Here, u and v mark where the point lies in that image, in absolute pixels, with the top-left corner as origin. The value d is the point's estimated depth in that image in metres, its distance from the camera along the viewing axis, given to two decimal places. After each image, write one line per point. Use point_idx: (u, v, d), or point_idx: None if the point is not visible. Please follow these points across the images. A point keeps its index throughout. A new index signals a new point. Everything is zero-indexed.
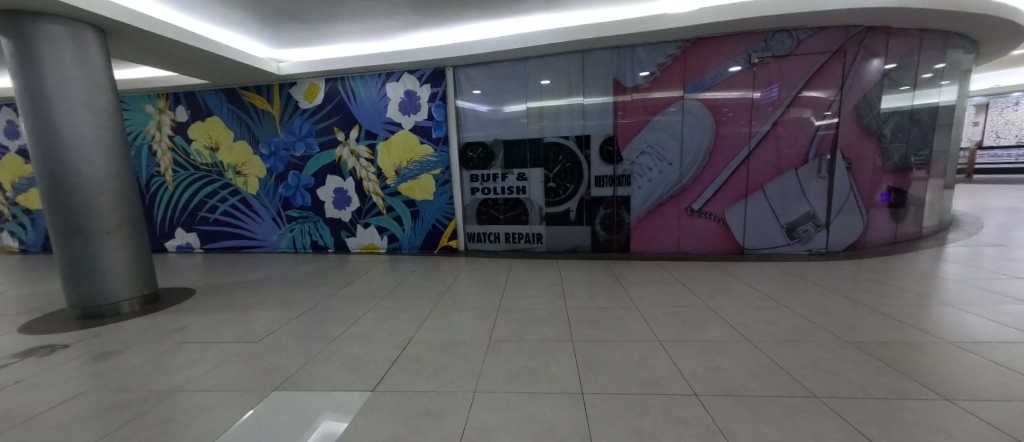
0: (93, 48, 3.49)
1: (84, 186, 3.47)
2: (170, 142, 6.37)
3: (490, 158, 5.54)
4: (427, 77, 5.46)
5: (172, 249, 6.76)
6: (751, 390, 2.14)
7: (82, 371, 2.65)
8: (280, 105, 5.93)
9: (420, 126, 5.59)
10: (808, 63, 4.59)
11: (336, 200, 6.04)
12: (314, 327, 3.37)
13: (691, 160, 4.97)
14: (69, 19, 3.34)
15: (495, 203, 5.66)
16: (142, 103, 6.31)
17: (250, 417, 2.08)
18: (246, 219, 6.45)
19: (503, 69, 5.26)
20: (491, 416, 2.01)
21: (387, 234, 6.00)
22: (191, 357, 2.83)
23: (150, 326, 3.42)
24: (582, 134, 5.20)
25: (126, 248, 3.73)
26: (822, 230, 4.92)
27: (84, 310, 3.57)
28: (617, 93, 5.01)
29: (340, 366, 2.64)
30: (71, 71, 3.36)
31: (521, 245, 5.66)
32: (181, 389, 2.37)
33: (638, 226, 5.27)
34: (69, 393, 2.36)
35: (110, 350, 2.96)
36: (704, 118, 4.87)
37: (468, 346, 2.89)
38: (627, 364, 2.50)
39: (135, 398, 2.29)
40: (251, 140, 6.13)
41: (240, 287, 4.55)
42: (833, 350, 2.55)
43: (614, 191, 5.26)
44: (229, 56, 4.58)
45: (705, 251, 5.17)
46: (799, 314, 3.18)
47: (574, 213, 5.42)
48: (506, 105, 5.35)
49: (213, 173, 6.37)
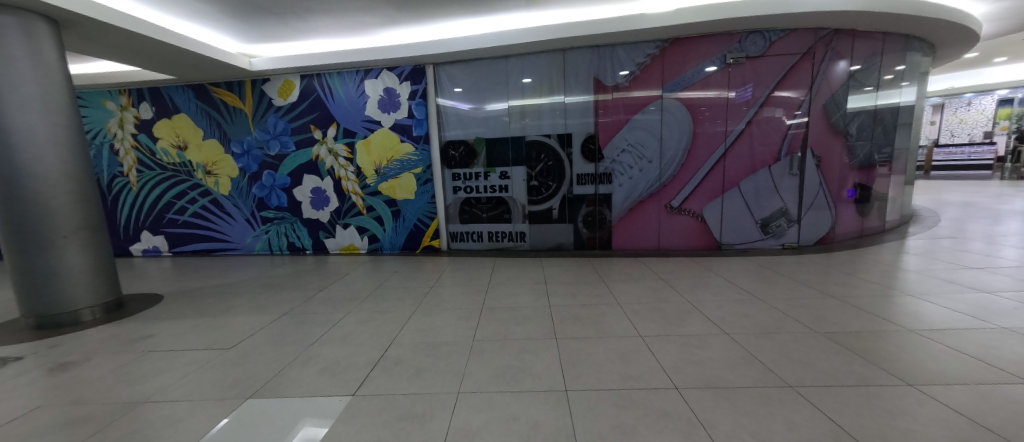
0: (46, 41, 3.27)
1: (37, 187, 3.25)
2: (134, 140, 6.05)
3: (472, 157, 5.51)
4: (407, 74, 5.36)
5: (138, 254, 6.44)
6: (729, 382, 2.20)
7: (36, 384, 2.49)
8: (253, 102, 5.71)
9: (400, 124, 5.50)
10: (779, 64, 4.75)
11: (314, 200, 5.88)
12: (292, 331, 3.27)
13: (670, 158, 5.07)
14: (18, 9, 3.12)
15: (478, 202, 5.63)
16: (101, 99, 5.97)
17: (224, 426, 2.01)
18: (218, 221, 6.20)
19: (484, 67, 5.23)
20: (476, 416, 2.00)
21: (368, 234, 5.88)
22: (159, 366, 2.70)
23: (115, 335, 3.24)
24: (564, 133, 5.23)
25: (85, 253, 3.52)
26: (795, 225, 5.10)
27: (40, 319, 3.36)
28: (598, 92, 5.06)
29: (320, 371, 2.57)
30: (21, 63, 3.14)
31: (504, 243, 5.66)
32: (148, 401, 2.27)
33: (620, 223, 5.34)
34: (24, 408, 2.21)
35: (69, 361, 2.80)
36: (682, 117, 4.97)
37: (450, 347, 2.86)
38: (610, 360, 2.54)
39: (98, 411, 2.17)
40: (223, 138, 5.89)
41: (211, 292, 4.36)
42: (804, 341, 2.66)
43: (595, 189, 5.32)
44: (197, 51, 4.38)
45: (684, 247, 5.29)
46: (773, 306, 3.30)
47: (556, 211, 5.45)
48: (488, 103, 5.32)
49: (181, 173, 6.09)
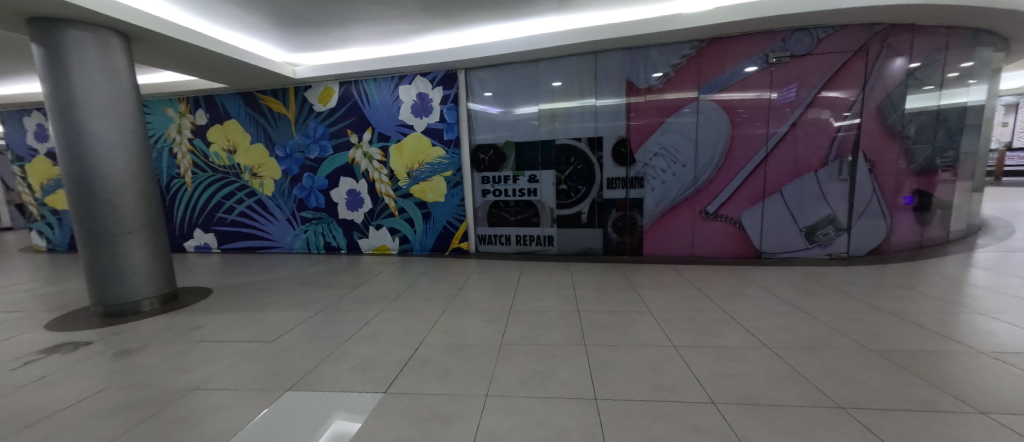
0: (118, 53, 3.60)
1: (107, 186, 3.57)
2: (190, 144, 6.53)
3: (501, 160, 5.54)
4: (439, 79, 5.48)
5: (191, 250, 6.92)
6: (769, 399, 2.07)
7: (103, 368, 2.72)
8: (295, 108, 6.03)
9: (432, 128, 5.62)
10: (826, 62, 4.47)
11: (349, 202, 6.11)
12: (327, 327, 3.40)
13: (705, 162, 4.88)
14: (95, 26, 3.45)
15: (506, 205, 5.65)
16: (163, 107, 6.49)
17: (265, 416, 2.11)
18: (261, 220, 6.57)
19: (514, 71, 5.26)
20: (503, 420, 2.00)
21: (399, 235, 6.03)
22: (207, 356, 2.88)
23: (169, 325, 3.50)
24: (594, 136, 5.16)
25: (146, 248, 3.83)
26: (844, 233, 4.76)
27: (107, 308, 3.68)
28: (630, 94, 4.95)
29: (352, 368, 2.65)
30: (96, 75, 3.47)
31: (532, 247, 5.63)
32: (197, 388, 2.42)
33: (651, 228, 5.19)
34: (92, 390, 2.43)
35: (130, 348, 3.04)
36: (719, 119, 4.78)
37: (477, 349, 2.87)
38: (639, 370, 2.46)
39: (154, 396, 2.34)
40: (267, 142, 6.24)
41: (253, 287, 4.61)
42: (854, 358, 2.46)
43: (626, 193, 5.20)
44: (246, 60, 4.67)
45: (720, 254, 5.06)
46: (818, 320, 3.10)
47: (585, 215, 5.38)
48: (517, 107, 5.35)
49: (230, 175, 6.51)
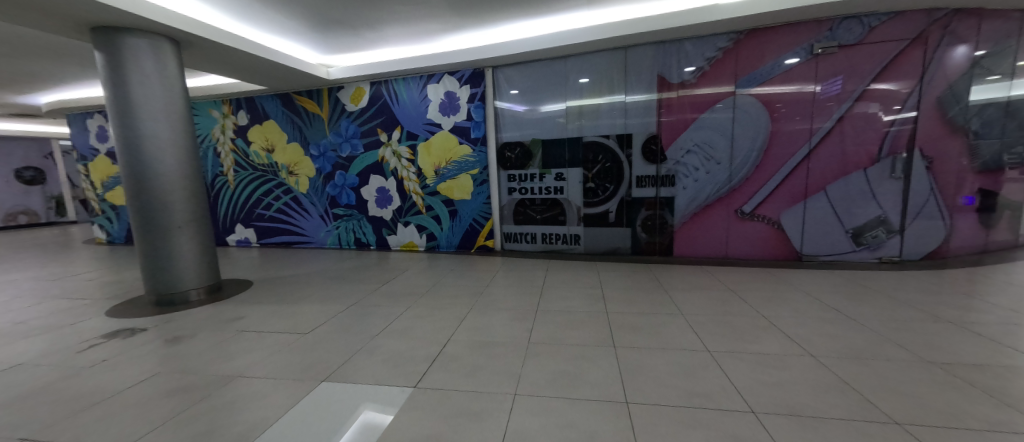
0: (169, 58, 3.83)
1: (160, 184, 3.81)
2: (232, 144, 6.89)
3: (528, 158, 5.51)
4: (467, 78, 5.51)
5: (232, 244, 7.31)
6: (815, 411, 1.96)
7: (156, 353, 2.92)
8: (328, 108, 6.23)
9: (459, 126, 5.67)
10: (879, 51, 4.17)
11: (379, 199, 6.26)
12: (358, 321, 3.50)
13: (742, 159, 4.67)
14: (149, 33, 3.68)
15: (532, 204, 5.62)
16: (208, 109, 6.88)
17: (303, 405, 2.19)
18: (296, 216, 6.84)
19: (542, 68, 5.21)
20: (532, 420, 1.98)
21: (426, 232, 6.13)
22: (248, 345, 3.03)
23: (213, 314, 3.70)
24: (624, 133, 5.04)
25: (194, 242, 4.06)
26: (896, 236, 4.44)
27: (159, 297, 3.93)
28: (662, 90, 4.81)
29: (383, 362, 2.71)
30: (151, 79, 3.70)
31: (558, 246, 5.58)
32: (239, 376, 2.55)
33: (683, 228, 5.03)
34: (147, 373, 2.60)
35: (179, 335, 3.24)
36: (758, 114, 4.56)
37: (504, 347, 2.88)
38: (673, 375, 2.38)
39: (201, 382, 2.48)
40: (302, 142, 6.49)
41: (289, 281, 4.81)
42: (911, 371, 2.29)
43: (656, 192, 5.06)
44: (284, 63, 4.86)
45: (756, 256, 4.84)
46: (867, 328, 2.90)
47: (613, 214, 5.27)
48: (545, 104, 5.30)
49: (268, 173, 6.82)
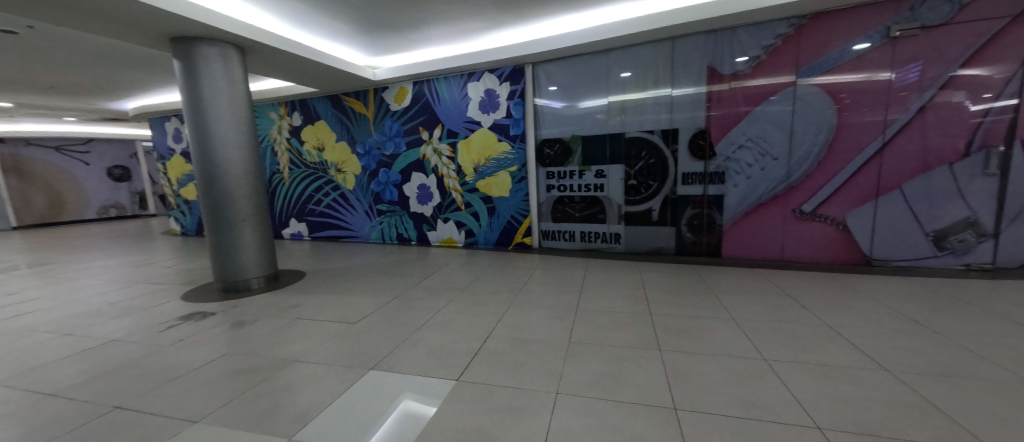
0: (236, 64, 4.14)
1: (227, 180, 4.14)
2: (287, 143, 7.37)
3: (567, 155, 5.44)
4: (507, 75, 5.52)
5: (287, 237, 7.84)
6: (893, 431, 1.77)
7: (223, 335, 3.18)
8: (374, 108, 6.49)
9: (498, 123, 5.70)
10: (971, 31, 3.70)
11: (420, 196, 6.45)
12: (402, 314, 3.62)
13: (802, 154, 4.34)
14: (219, 41, 4.00)
15: (571, 201, 5.55)
16: (267, 111, 7.40)
17: (352, 391, 2.30)
18: (344, 212, 7.21)
19: (584, 63, 5.11)
20: (576, 420, 1.94)
21: (465, 228, 6.24)
22: (303, 332, 3.23)
23: (271, 302, 3.98)
24: (669, 128, 4.84)
25: (255, 234, 4.39)
26: (989, 240, 3.91)
27: (226, 284, 4.29)
28: (713, 82, 4.56)
29: (427, 354, 2.78)
30: (220, 83, 4.03)
31: (597, 244, 5.48)
32: (295, 360, 2.72)
33: (733, 228, 4.76)
34: (216, 354, 2.84)
35: (243, 320, 3.51)
36: (822, 105, 4.20)
37: (545, 345, 2.85)
38: (725, 383, 2.25)
39: (262, 364, 2.67)
40: (350, 141, 6.82)
41: (336, 273, 5.07)
42: (1013, 394, 2.00)
43: (704, 189, 4.82)
44: (335, 65, 5.12)
45: (817, 259, 4.48)
46: (955, 343, 2.58)
47: (656, 213, 5.08)
48: (586, 100, 5.20)
49: (319, 171, 7.23)
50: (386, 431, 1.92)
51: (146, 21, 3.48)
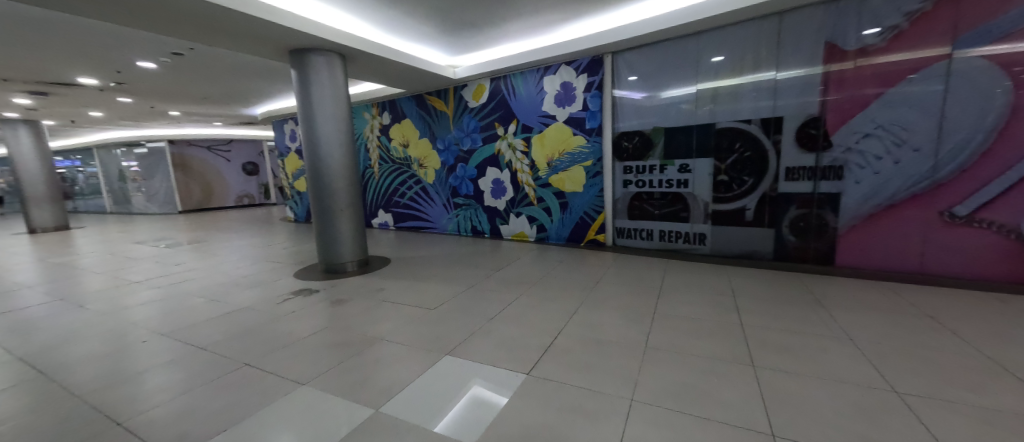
0: (339, 70, 4.66)
1: (331, 173, 4.71)
2: (377, 141, 8.13)
3: (648, 149, 5.14)
4: (584, 66, 5.39)
5: (375, 226, 8.69)
6: None
7: (324, 311, 3.63)
8: (453, 106, 6.83)
9: (574, 117, 5.59)
10: None
11: (494, 190, 6.64)
12: (475, 304, 3.76)
13: (956, 144, 3.52)
14: (325, 50, 4.53)
15: (650, 197, 5.24)
16: (361, 112, 8.23)
17: (429, 374, 2.45)
18: (424, 204, 7.75)
19: (670, 49, 4.76)
20: (653, 431, 1.83)
21: (536, 223, 6.28)
22: (388, 314, 3.54)
23: (362, 284, 4.43)
24: (772, 116, 4.28)
25: (351, 223, 4.92)
26: None
27: (328, 266, 4.90)
28: (831, 61, 3.92)
29: (499, 345, 2.86)
30: (326, 88, 4.56)
31: (679, 245, 5.11)
32: (381, 339, 2.99)
33: (852, 232, 4.07)
34: (319, 327, 3.26)
35: (339, 299, 3.97)
36: (992, 81, 3.32)
37: (619, 348, 2.74)
38: (838, 412, 1.93)
39: (354, 340, 2.99)
40: (431, 137, 7.28)
41: (415, 261, 5.47)
42: None
43: (814, 186, 4.19)
44: (420, 67, 5.48)
45: (973, 275, 3.61)
46: None
47: (751, 212, 4.56)
48: (671, 89, 4.85)
49: (403, 166, 7.85)
50: (460, 415, 2.01)
51: (272, 37, 4.08)
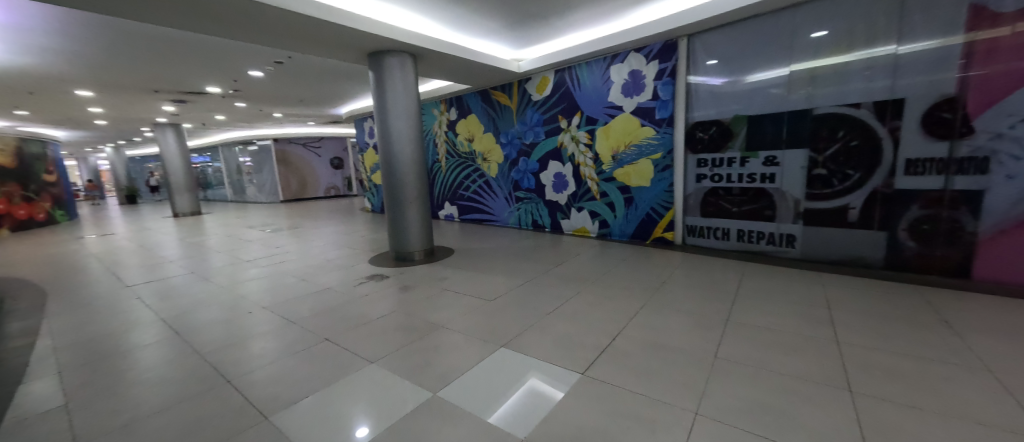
0: (410, 70, 4.96)
1: (403, 167, 5.06)
2: (445, 136, 8.54)
3: (727, 139, 4.69)
4: (655, 52, 5.06)
5: (442, 217, 9.20)
6: None
7: (394, 296, 3.96)
8: (517, 100, 6.90)
9: (643, 107, 5.30)
10: None
11: (556, 184, 6.61)
12: (532, 298, 3.80)
13: None
14: (399, 51, 4.85)
15: (728, 193, 4.80)
16: (430, 109, 8.70)
17: (485, 364, 2.54)
18: (487, 197, 7.99)
19: (758, 27, 4.26)
20: None
21: (599, 219, 6.12)
22: (450, 302, 3.74)
23: (427, 273, 4.74)
24: (890, 99, 3.63)
25: (419, 214, 5.26)
26: None
27: (399, 254, 5.32)
28: (979, 28, 3.18)
29: (554, 341, 2.87)
30: (399, 87, 4.90)
31: (761, 246, 4.62)
32: (443, 326, 3.18)
33: (1001, 238, 3.31)
34: (389, 310, 3.56)
35: (407, 285, 4.29)
36: None
37: (684, 355, 2.58)
38: None
39: (419, 325, 3.22)
40: (494, 132, 7.44)
41: (476, 253, 5.68)
42: None
43: (945, 182, 3.48)
44: (485, 62, 5.61)
45: None
46: None
47: (856, 211, 3.95)
48: (758, 72, 4.34)
49: (468, 160, 8.15)
50: (513, 408, 2.06)
51: (354, 43, 4.49)
